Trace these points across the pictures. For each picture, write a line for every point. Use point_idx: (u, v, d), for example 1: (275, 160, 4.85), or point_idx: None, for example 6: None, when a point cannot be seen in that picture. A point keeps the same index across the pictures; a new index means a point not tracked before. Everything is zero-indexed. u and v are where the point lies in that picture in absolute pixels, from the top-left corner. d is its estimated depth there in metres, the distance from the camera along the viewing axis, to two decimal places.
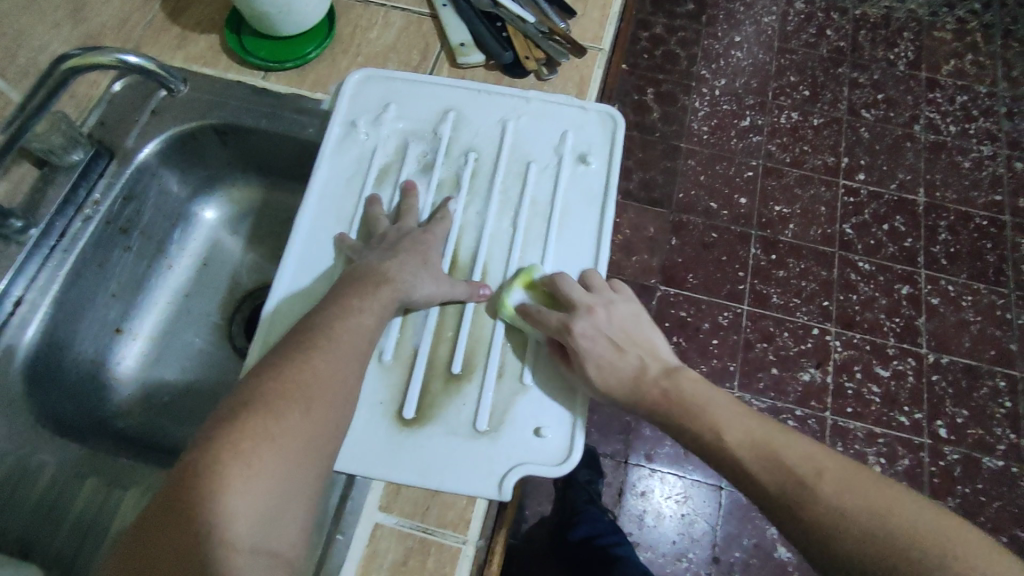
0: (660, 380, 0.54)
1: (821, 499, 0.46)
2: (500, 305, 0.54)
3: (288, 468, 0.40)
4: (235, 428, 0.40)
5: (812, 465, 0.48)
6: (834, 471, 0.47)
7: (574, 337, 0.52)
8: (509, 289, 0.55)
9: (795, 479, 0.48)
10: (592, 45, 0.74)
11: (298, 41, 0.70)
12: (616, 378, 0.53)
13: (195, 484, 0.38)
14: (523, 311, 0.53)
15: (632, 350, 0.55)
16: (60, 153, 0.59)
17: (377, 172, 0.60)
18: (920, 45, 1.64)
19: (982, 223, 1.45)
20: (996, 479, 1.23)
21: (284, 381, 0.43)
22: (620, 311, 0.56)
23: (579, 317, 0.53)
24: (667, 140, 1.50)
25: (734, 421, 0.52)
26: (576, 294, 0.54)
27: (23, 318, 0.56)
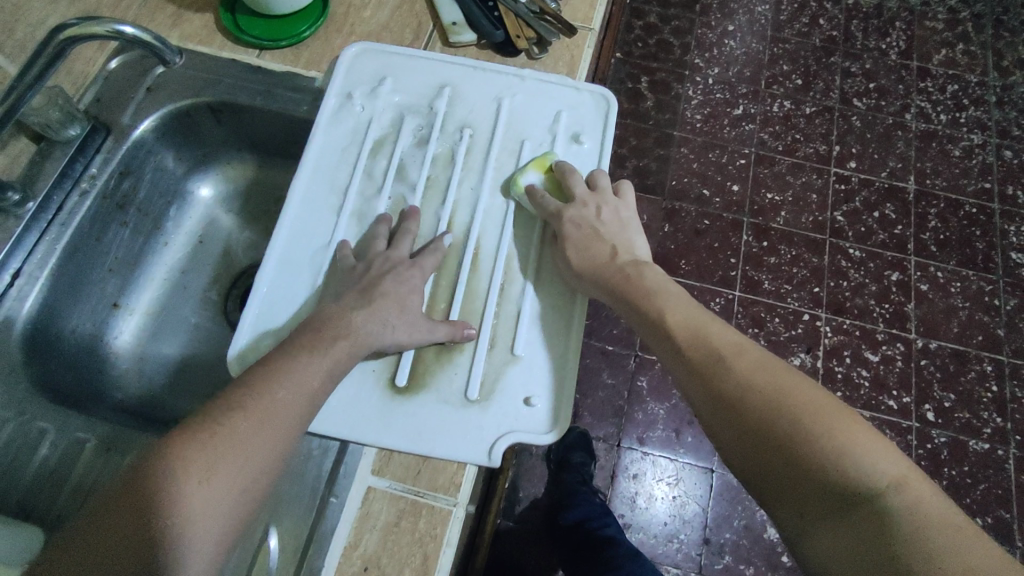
0: (625, 268, 0.56)
1: (770, 431, 0.45)
2: (511, 182, 0.59)
3: (225, 484, 0.41)
4: (183, 439, 0.41)
5: (772, 392, 0.46)
6: (793, 403, 0.45)
7: (563, 222, 0.57)
8: (524, 170, 0.59)
9: (748, 406, 0.46)
10: (583, 25, 0.75)
11: (292, 20, 0.70)
12: (588, 259, 0.56)
13: (136, 490, 0.40)
14: (528, 190, 0.58)
15: (610, 240, 0.58)
16: (57, 128, 0.59)
17: (372, 143, 0.61)
18: (912, 35, 1.65)
19: (971, 210, 1.47)
20: (982, 461, 1.25)
21: (236, 399, 0.44)
22: (618, 213, 0.60)
23: (574, 206, 0.57)
24: (660, 128, 1.51)
25: (692, 328, 0.52)
26: (579, 188, 0.58)
27: (21, 290, 0.57)
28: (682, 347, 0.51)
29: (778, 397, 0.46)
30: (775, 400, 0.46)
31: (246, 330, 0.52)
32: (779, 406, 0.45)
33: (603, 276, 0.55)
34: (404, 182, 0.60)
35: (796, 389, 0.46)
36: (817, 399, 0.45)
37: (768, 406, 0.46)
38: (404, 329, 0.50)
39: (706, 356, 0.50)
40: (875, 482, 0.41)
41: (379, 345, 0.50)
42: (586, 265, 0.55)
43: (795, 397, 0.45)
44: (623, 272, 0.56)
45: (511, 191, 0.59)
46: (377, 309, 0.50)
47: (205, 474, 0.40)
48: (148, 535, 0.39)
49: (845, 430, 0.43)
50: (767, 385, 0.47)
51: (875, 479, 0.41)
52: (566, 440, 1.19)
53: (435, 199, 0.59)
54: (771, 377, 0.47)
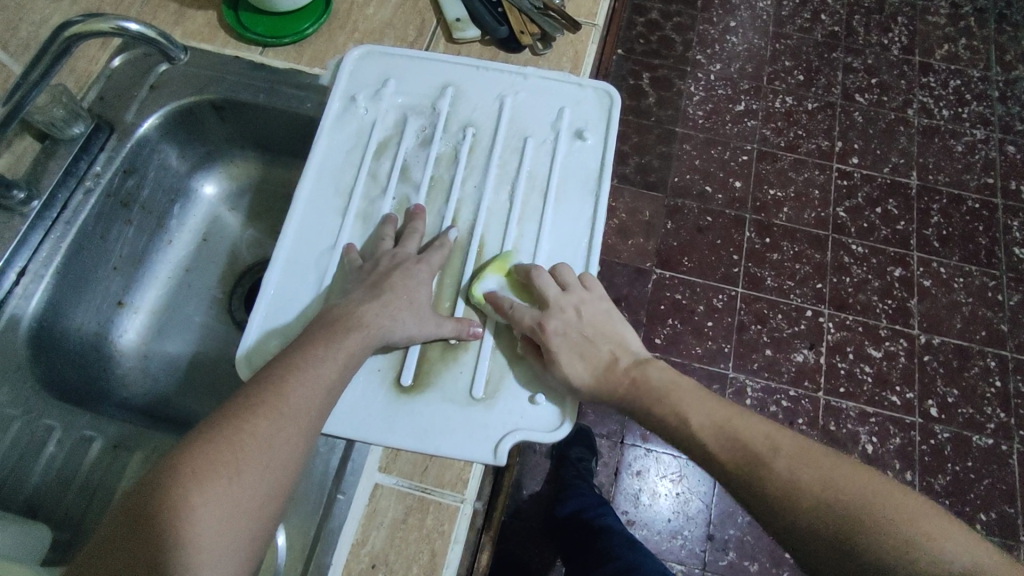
0: (630, 369, 0.56)
1: (837, 529, 0.46)
2: (471, 292, 0.54)
3: (252, 481, 0.40)
4: (208, 439, 0.41)
5: (824, 486, 0.47)
6: (849, 495, 0.47)
7: (546, 336, 0.52)
8: (482, 276, 0.55)
9: (805, 504, 0.47)
10: (586, 21, 0.75)
11: (295, 17, 0.70)
12: (587, 369, 0.54)
13: (161, 492, 0.38)
14: (494, 302, 0.54)
15: (601, 343, 0.56)
16: (61, 126, 0.59)
17: (376, 145, 0.61)
18: (914, 30, 1.64)
19: (974, 206, 1.47)
20: (985, 457, 1.25)
21: (256, 396, 0.43)
22: (597, 309, 0.56)
23: (554, 314, 0.53)
24: (662, 124, 1.51)
25: (718, 425, 0.53)
26: (551, 291, 0.54)
27: (26, 289, 0.57)
28: (715, 451, 0.52)
29: (831, 491, 0.47)
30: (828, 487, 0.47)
31: (253, 333, 0.52)
32: (831, 492, 0.47)
33: (607, 389, 0.54)
34: (408, 182, 0.60)
35: (843, 477, 0.48)
36: (869, 484, 0.47)
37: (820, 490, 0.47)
38: (412, 328, 0.50)
39: (746, 458, 0.50)
40: (952, 564, 0.43)
41: (388, 340, 0.50)
42: (588, 379, 0.53)
43: (847, 485, 0.47)
44: (630, 376, 0.55)
45: (471, 295, 0.54)
46: (386, 305, 0.50)
47: (232, 473, 0.40)
48: (178, 538, 0.37)
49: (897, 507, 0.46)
50: (815, 479, 0.48)
51: (950, 561, 0.43)
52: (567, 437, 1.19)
53: (439, 199, 0.59)
54: (816, 468, 0.49)
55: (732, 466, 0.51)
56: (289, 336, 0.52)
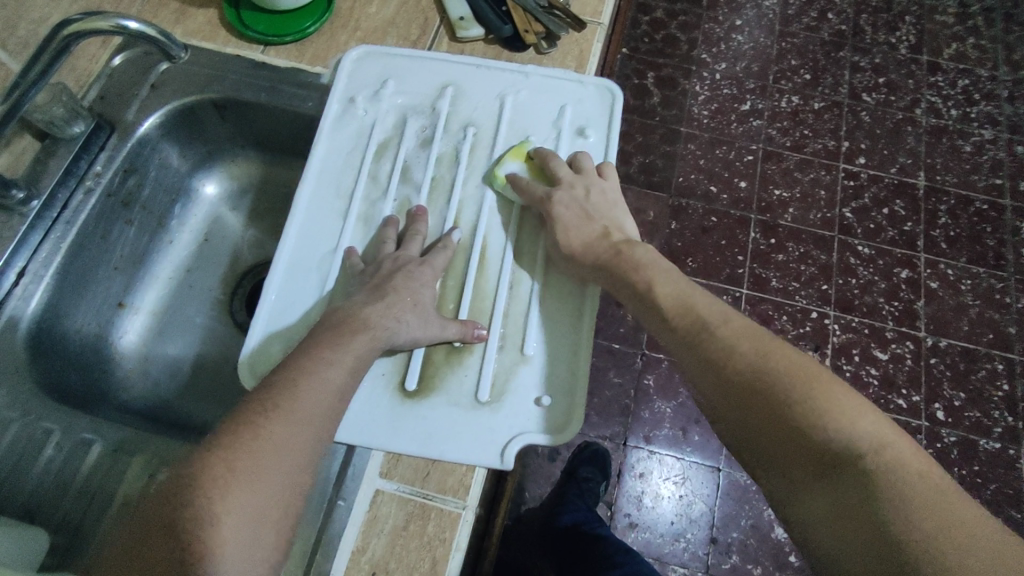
0: (619, 244, 0.56)
1: (756, 394, 0.45)
2: (494, 176, 0.58)
3: (273, 488, 0.40)
4: (226, 447, 0.40)
5: (757, 355, 0.47)
6: (779, 367, 0.46)
7: (552, 206, 0.56)
8: (503, 161, 0.58)
9: (734, 367, 0.47)
10: (591, 19, 0.74)
11: (297, 15, 0.70)
12: (581, 237, 0.56)
13: (185, 502, 0.38)
14: (514, 180, 0.57)
15: (600, 220, 0.58)
16: (61, 125, 0.59)
17: (377, 146, 0.60)
18: (922, 29, 1.63)
19: (982, 207, 1.45)
20: (992, 461, 1.24)
21: (270, 400, 0.43)
22: (604, 192, 0.59)
23: (563, 188, 0.57)
24: (666, 124, 1.50)
25: (683, 303, 0.52)
26: (561, 170, 0.58)
27: (26, 290, 0.56)
28: (671, 319, 0.52)
29: (763, 360, 0.46)
30: (761, 362, 0.46)
31: (254, 339, 0.52)
32: (763, 367, 0.46)
33: (598, 254, 0.55)
34: (409, 183, 0.59)
35: (782, 355, 0.46)
36: (803, 363, 0.46)
37: (745, 362, 0.47)
38: (415, 332, 0.50)
39: (694, 324, 0.50)
40: (858, 441, 0.41)
41: (391, 344, 0.49)
42: (579, 245, 0.55)
43: (779, 363, 0.46)
44: (617, 248, 0.56)
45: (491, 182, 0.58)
46: (390, 307, 0.49)
47: (253, 481, 0.40)
48: (204, 547, 0.37)
49: (828, 389, 0.44)
50: (753, 349, 0.47)
51: (856, 435, 0.41)
52: (580, 454, 1.17)
53: (441, 200, 0.59)
54: (757, 344, 0.48)
55: (680, 332, 0.51)
56: (291, 340, 0.52)
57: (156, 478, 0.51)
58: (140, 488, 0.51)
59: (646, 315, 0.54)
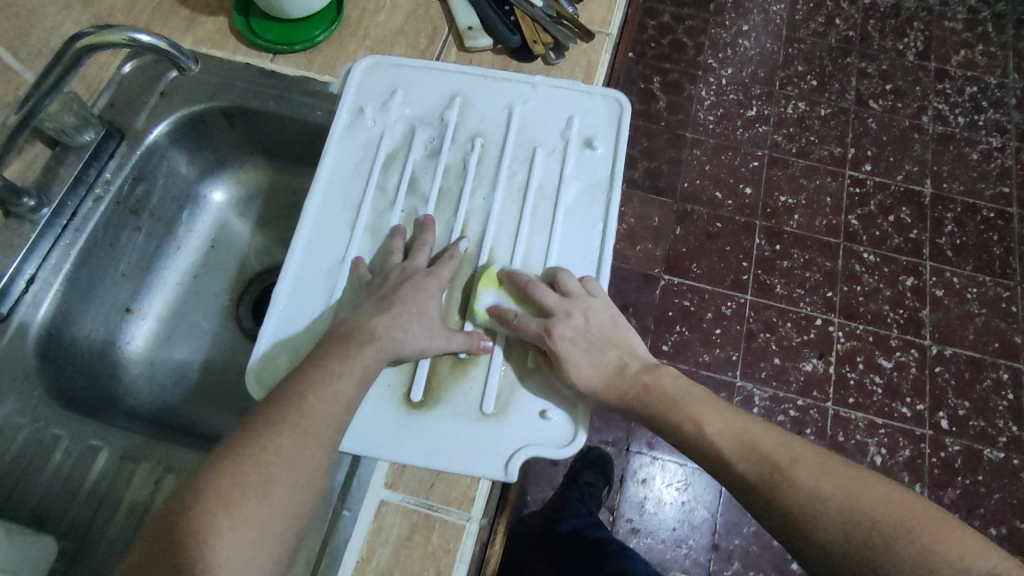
0: (642, 374, 0.54)
1: (860, 548, 0.44)
2: (475, 311, 0.54)
3: (279, 500, 0.40)
4: (232, 458, 0.41)
5: (844, 500, 0.45)
6: (870, 512, 0.44)
7: (551, 343, 0.52)
8: (479, 292, 0.55)
9: (825, 519, 0.45)
10: (599, 30, 0.74)
11: (306, 24, 0.70)
12: (596, 374, 0.52)
13: (191, 513, 0.38)
14: (496, 314, 0.53)
15: (608, 351, 0.55)
16: (72, 133, 0.59)
17: (385, 157, 0.60)
18: (930, 36, 1.62)
19: (989, 215, 1.45)
20: (996, 471, 1.23)
21: (276, 413, 0.43)
22: (601, 311, 0.55)
23: (557, 318, 0.52)
24: (672, 129, 1.50)
25: (738, 434, 0.51)
26: (551, 298, 0.53)
27: (35, 296, 0.57)
28: (737, 464, 0.49)
29: (852, 507, 0.45)
30: (853, 504, 0.45)
31: (263, 347, 0.52)
32: (855, 511, 0.45)
33: (619, 393, 0.53)
34: (417, 195, 0.59)
35: (869, 492, 0.45)
36: (891, 501, 0.45)
37: (834, 503, 0.45)
38: (421, 345, 0.50)
39: (762, 469, 0.48)
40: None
41: (397, 355, 0.49)
42: (597, 382, 0.52)
43: (870, 501, 0.45)
44: (641, 382, 0.54)
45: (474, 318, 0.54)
46: (396, 317, 0.50)
47: (260, 493, 0.40)
48: (210, 559, 0.37)
49: (927, 526, 0.43)
50: (835, 491, 0.46)
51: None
52: (584, 458, 1.19)
53: (448, 210, 0.59)
54: (839, 481, 0.46)
55: (752, 482, 0.48)
56: (298, 349, 0.52)
57: (162, 484, 0.51)
58: (146, 495, 0.51)
59: (699, 460, 0.52)
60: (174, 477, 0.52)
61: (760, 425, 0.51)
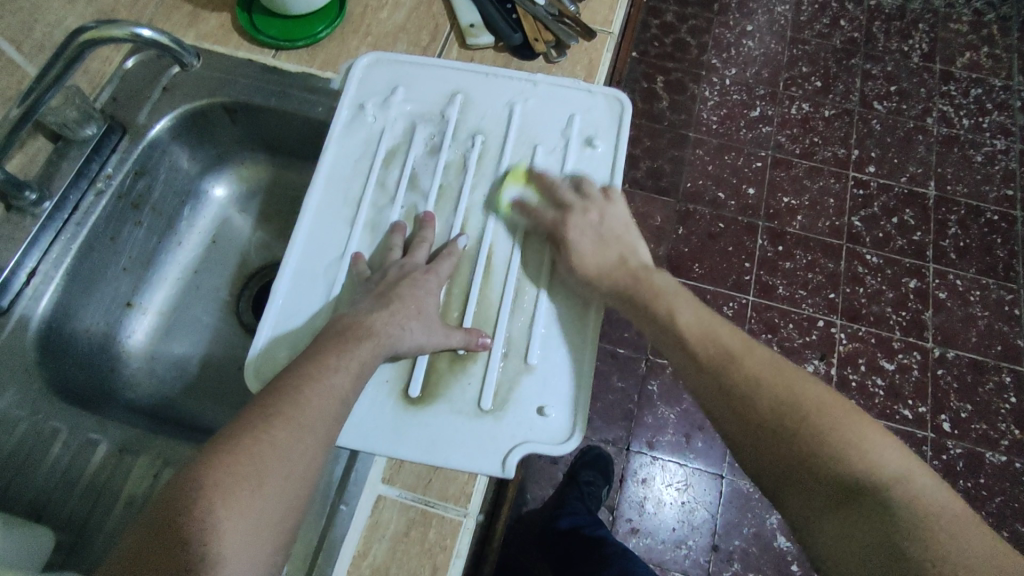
0: (637, 270, 0.56)
1: (786, 432, 0.45)
2: (498, 202, 0.59)
3: (274, 491, 0.40)
4: (227, 449, 0.40)
5: (786, 389, 0.46)
6: (806, 403, 0.45)
7: (563, 232, 0.56)
8: (504, 187, 0.59)
9: (762, 402, 0.46)
10: (602, 28, 0.74)
11: (309, 20, 0.70)
12: (597, 262, 0.56)
13: (186, 504, 0.38)
14: (519, 207, 0.58)
15: (613, 247, 0.57)
16: (74, 127, 0.60)
17: (385, 153, 0.61)
18: (935, 37, 1.62)
19: (993, 218, 1.44)
20: (998, 474, 1.23)
21: (272, 405, 0.43)
22: (616, 215, 0.58)
23: (572, 214, 0.57)
24: (675, 129, 1.50)
25: (701, 328, 0.51)
26: (568, 196, 0.58)
27: (37, 289, 0.57)
28: (691, 347, 0.50)
29: (791, 395, 0.46)
30: (787, 393, 0.46)
31: (261, 343, 0.52)
32: (789, 399, 0.46)
33: (613, 283, 0.55)
34: (417, 191, 0.59)
35: (806, 387, 0.46)
36: (829, 399, 0.46)
37: (767, 388, 0.47)
38: (420, 341, 0.50)
39: (717, 355, 0.49)
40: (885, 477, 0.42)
41: (396, 351, 0.49)
42: (596, 271, 0.55)
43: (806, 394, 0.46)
44: (634, 275, 0.56)
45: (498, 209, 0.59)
46: (395, 313, 0.50)
47: (255, 484, 0.40)
48: (207, 549, 0.37)
49: (853, 424, 0.44)
50: (780, 382, 0.47)
51: (882, 471, 0.42)
52: (583, 457, 1.19)
53: (448, 208, 0.59)
54: (782, 375, 0.47)
55: (705, 366, 0.49)
56: (296, 345, 0.52)
57: (160, 478, 0.52)
58: (145, 488, 0.51)
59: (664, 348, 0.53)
60: (173, 471, 0.52)
61: (724, 324, 0.51)
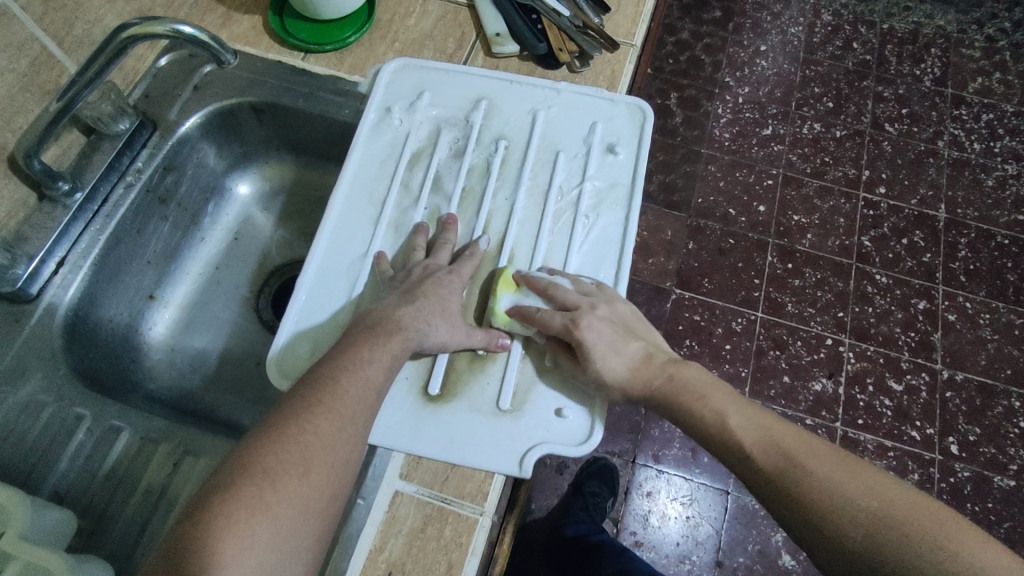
0: (666, 365, 0.53)
1: (875, 553, 0.40)
2: (493, 311, 0.54)
3: (318, 480, 0.41)
4: (273, 439, 0.41)
5: (867, 496, 0.42)
6: (892, 511, 0.41)
7: (580, 331, 0.51)
8: (498, 296, 0.54)
9: (839, 513, 0.42)
10: (625, 41, 0.75)
11: (337, 25, 0.72)
12: (621, 364, 0.52)
13: (236, 488, 0.38)
14: (521, 314, 0.53)
15: (633, 340, 0.54)
16: (108, 122, 0.61)
17: (409, 155, 0.62)
18: (947, 62, 1.63)
19: (1003, 242, 1.44)
20: (1007, 500, 1.22)
21: (312, 397, 0.43)
22: (623, 304, 0.55)
23: (585, 311, 0.52)
24: (688, 145, 1.51)
25: (759, 428, 0.48)
26: (578, 297, 0.53)
27: (65, 278, 0.58)
28: (752, 451, 0.48)
29: (877, 504, 0.41)
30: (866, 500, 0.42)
31: (284, 337, 0.53)
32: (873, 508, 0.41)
33: (639, 382, 0.52)
34: (440, 194, 0.60)
35: (888, 491, 0.42)
36: (917, 504, 0.41)
37: (845, 491, 0.43)
38: (443, 340, 0.50)
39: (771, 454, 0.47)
40: None
41: (421, 346, 0.50)
42: (621, 375, 0.52)
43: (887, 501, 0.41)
44: (666, 373, 0.53)
45: (494, 320, 0.54)
46: (421, 310, 0.50)
47: (301, 472, 0.40)
48: (256, 532, 0.37)
49: (949, 532, 0.39)
50: (858, 487, 0.43)
51: None
52: (589, 467, 1.19)
53: (471, 211, 0.60)
54: (860, 481, 0.43)
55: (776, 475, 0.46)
56: (319, 341, 0.53)
57: (180, 467, 0.52)
58: (164, 477, 0.52)
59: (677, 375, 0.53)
60: (192, 460, 0.52)
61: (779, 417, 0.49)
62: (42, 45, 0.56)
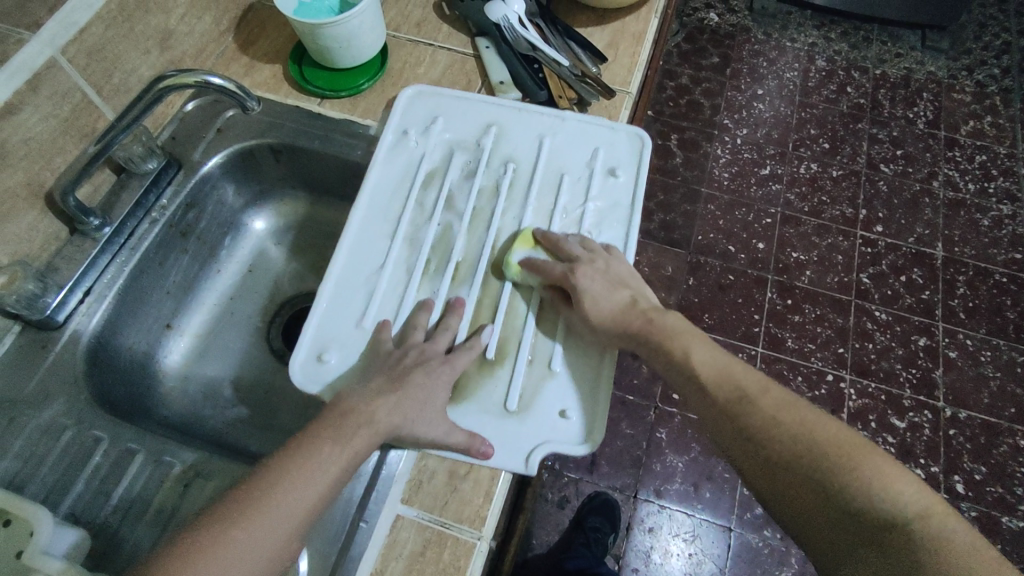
0: (648, 311, 0.55)
1: (805, 471, 0.46)
2: (505, 264, 0.59)
3: (259, 523, 0.43)
4: (248, 488, 0.44)
5: (801, 428, 0.47)
6: (823, 442, 0.46)
7: (575, 279, 0.55)
8: (512, 250, 0.59)
9: (776, 441, 0.47)
10: (621, 88, 0.79)
11: (353, 74, 0.77)
12: (609, 307, 0.55)
13: (201, 528, 0.42)
14: (528, 267, 0.58)
15: (628, 288, 0.56)
16: (138, 162, 0.65)
17: (424, 176, 0.66)
18: (939, 106, 1.69)
19: (1001, 280, 1.46)
20: (1016, 541, 1.20)
21: (293, 452, 0.47)
22: (622, 262, 0.58)
23: (582, 263, 0.56)
24: (688, 184, 1.56)
25: (719, 369, 0.52)
26: (576, 250, 0.57)
27: (89, 307, 0.62)
28: (711, 389, 0.51)
29: (810, 436, 0.47)
30: (801, 431, 0.47)
31: (304, 344, 0.56)
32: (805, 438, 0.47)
33: (624, 325, 0.55)
34: (452, 211, 0.64)
35: (818, 423, 0.47)
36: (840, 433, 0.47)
37: (782, 419, 0.48)
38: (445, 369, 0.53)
39: (745, 415, 0.49)
40: (900, 508, 0.43)
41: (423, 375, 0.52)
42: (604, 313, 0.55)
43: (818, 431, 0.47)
44: (646, 315, 0.55)
45: (506, 273, 0.59)
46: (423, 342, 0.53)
47: (260, 520, 0.43)
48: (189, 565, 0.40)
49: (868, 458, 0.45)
50: (795, 421, 0.48)
51: (900, 504, 0.43)
52: (590, 503, 1.19)
53: (480, 228, 0.63)
54: (798, 416, 0.48)
55: (736, 426, 0.49)
56: (337, 347, 0.56)
57: (191, 488, 0.54)
58: (174, 499, 0.54)
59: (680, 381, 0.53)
60: (203, 482, 0.54)
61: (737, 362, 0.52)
62: (83, 93, 0.61)
